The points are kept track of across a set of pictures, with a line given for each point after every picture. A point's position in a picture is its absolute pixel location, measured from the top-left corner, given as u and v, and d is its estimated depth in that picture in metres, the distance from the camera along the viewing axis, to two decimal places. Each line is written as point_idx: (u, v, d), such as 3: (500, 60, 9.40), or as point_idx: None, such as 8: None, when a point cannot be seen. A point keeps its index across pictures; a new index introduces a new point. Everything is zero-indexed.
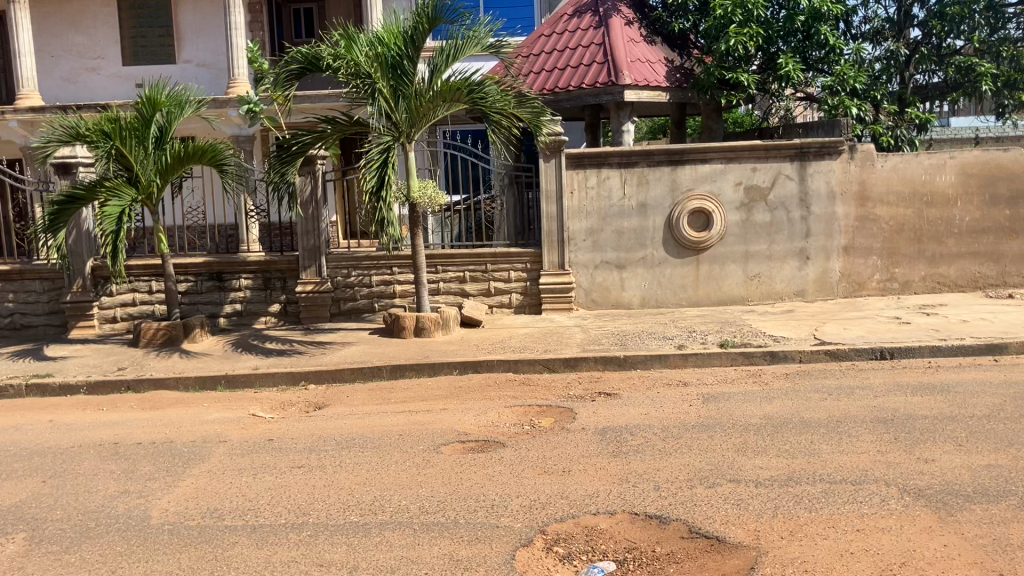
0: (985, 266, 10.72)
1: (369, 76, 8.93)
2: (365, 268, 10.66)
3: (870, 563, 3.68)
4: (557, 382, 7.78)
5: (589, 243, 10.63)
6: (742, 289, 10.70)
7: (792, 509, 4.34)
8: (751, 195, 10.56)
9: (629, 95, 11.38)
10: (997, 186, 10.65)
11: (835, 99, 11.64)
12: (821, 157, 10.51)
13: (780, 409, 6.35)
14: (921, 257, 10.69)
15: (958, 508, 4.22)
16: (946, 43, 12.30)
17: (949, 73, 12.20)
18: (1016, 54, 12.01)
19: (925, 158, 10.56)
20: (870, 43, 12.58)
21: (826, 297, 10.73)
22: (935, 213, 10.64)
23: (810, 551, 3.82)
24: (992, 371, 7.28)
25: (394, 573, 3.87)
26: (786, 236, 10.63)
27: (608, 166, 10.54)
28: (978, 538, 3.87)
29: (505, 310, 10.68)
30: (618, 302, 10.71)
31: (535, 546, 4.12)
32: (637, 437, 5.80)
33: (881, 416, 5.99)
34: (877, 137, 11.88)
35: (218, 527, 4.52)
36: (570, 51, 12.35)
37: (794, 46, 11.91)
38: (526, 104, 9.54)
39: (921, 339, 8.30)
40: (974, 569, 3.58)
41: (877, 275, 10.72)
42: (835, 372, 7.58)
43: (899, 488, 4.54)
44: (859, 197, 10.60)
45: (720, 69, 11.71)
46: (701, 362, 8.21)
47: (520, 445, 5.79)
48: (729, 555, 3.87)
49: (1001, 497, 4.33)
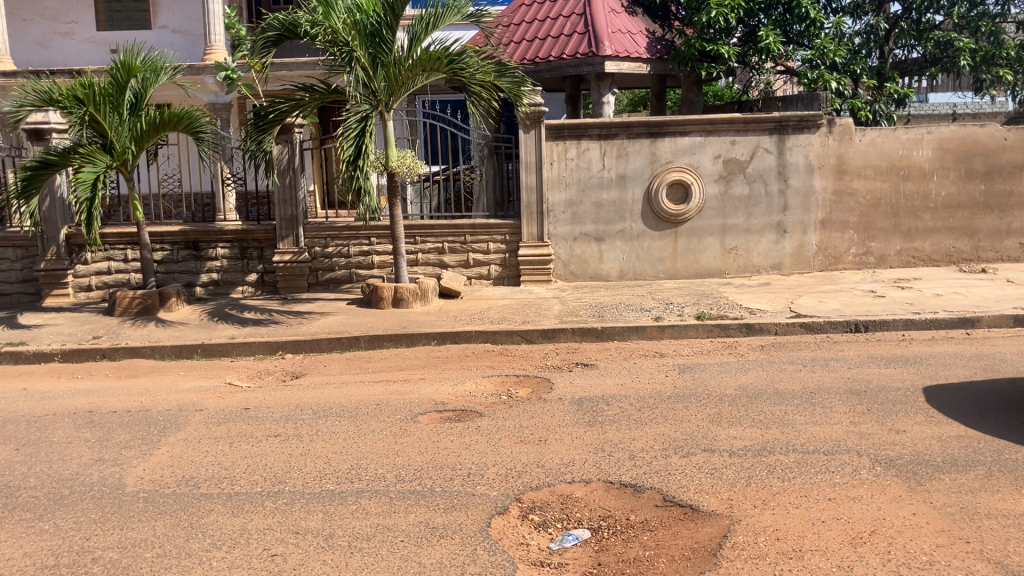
0: (960, 241, 10.83)
1: (348, 44, 8.82)
2: (342, 238, 10.59)
3: (840, 531, 3.73)
4: (535, 353, 7.79)
5: (568, 215, 10.62)
6: (719, 262, 10.75)
7: (765, 478, 4.39)
8: (729, 168, 10.58)
9: (609, 67, 11.32)
10: (973, 160, 10.72)
11: (814, 73, 11.68)
12: (799, 131, 10.53)
13: (755, 380, 6.40)
14: (896, 231, 10.79)
15: (928, 478, 4.29)
16: (925, 18, 12.34)
17: (928, 48, 12.27)
18: (994, 29, 12.11)
19: (903, 132, 10.61)
20: (851, 17, 12.55)
21: (801, 271, 10.82)
22: (912, 187, 10.72)
23: (782, 520, 3.87)
24: (963, 344, 7.36)
25: (369, 540, 3.89)
26: (763, 209, 10.66)
27: (588, 137, 10.50)
28: (946, 507, 3.93)
29: (484, 282, 10.68)
30: (597, 274, 10.74)
31: (510, 514, 4.15)
32: (612, 407, 5.83)
33: (854, 388, 6.06)
34: (855, 112, 11.95)
35: (193, 495, 4.51)
36: (553, 21, 12.28)
37: (776, 19, 11.87)
38: (506, 74, 9.46)
39: (894, 312, 8.40)
40: (941, 537, 3.64)
41: (852, 249, 10.81)
42: (810, 344, 7.64)
43: (871, 458, 4.60)
44: (837, 171, 10.65)
45: (701, 41, 11.67)
46: (677, 333, 8.26)
47: (497, 415, 5.81)
48: (703, 523, 3.92)
49: (969, 467, 4.40)
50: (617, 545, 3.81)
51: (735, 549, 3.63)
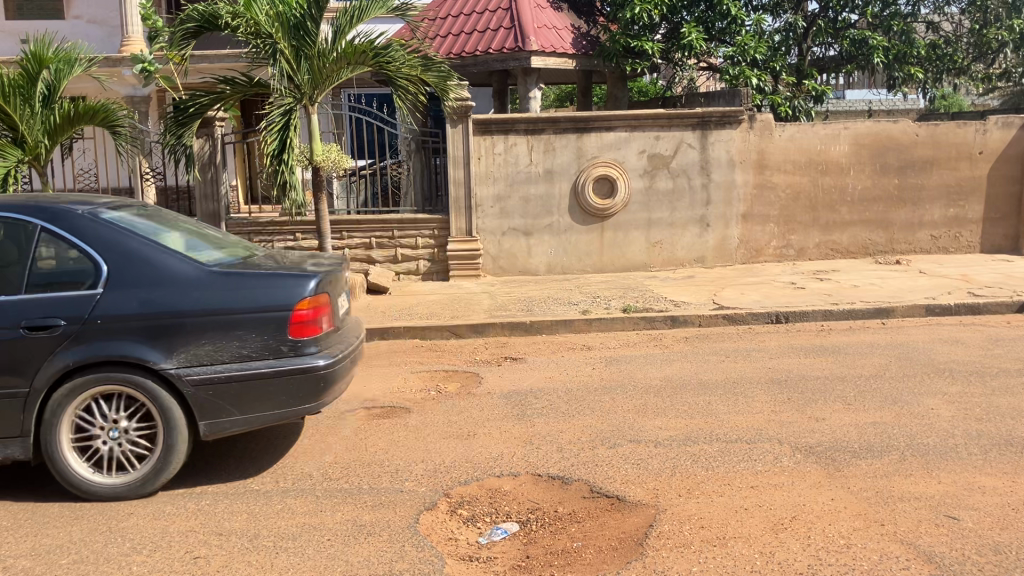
0: (875, 233, 11.18)
1: (270, 36, 8.68)
2: (266, 234, 10.44)
3: (762, 518, 3.81)
4: (464, 348, 7.78)
5: (496, 210, 10.62)
6: (644, 255, 10.88)
7: (690, 467, 4.47)
8: (654, 163, 10.71)
9: (535, 62, 11.35)
10: (887, 155, 11.05)
11: (735, 69, 11.91)
12: (721, 126, 10.72)
13: (679, 371, 6.51)
14: (814, 225, 11.10)
15: (845, 463, 4.41)
16: (841, 16, 12.69)
17: (843, 46, 12.62)
18: (905, 29, 12.51)
19: (821, 127, 10.89)
20: (770, 14, 12.81)
21: (724, 263, 11.03)
22: (829, 181, 11.01)
23: (705, 508, 3.94)
24: (879, 333, 7.60)
25: (295, 539, 3.84)
26: (687, 203, 10.83)
27: (515, 132, 10.51)
28: (862, 491, 4.05)
29: (413, 277, 10.63)
30: (525, 268, 10.77)
31: (439, 509, 4.14)
32: (541, 400, 5.86)
33: (775, 377, 6.21)
34: (775, 107, 12.22)
35: (112, 499, 4.39)
36: (478, 15, 12.25)
37: (698, 16, 12.09)
38: (432, 69, 9.43)
39: (813, 303, 8.62)
40: (858, 520, 3.75)
41: (773, 242, 11.09)
42: (733, 335, 7.81)
43: (791, 446, 4.72)
44: (757, 166, 10.88)
45: (625, 37, 11.76)
46: (605, 326, 8.34)
47: (426, 411, 5.78)
48: (629, 513, 3.97)
49: (883, 452, 4.54)
50: (546, 538, 3.83)
51: (661, 538, 3.68)
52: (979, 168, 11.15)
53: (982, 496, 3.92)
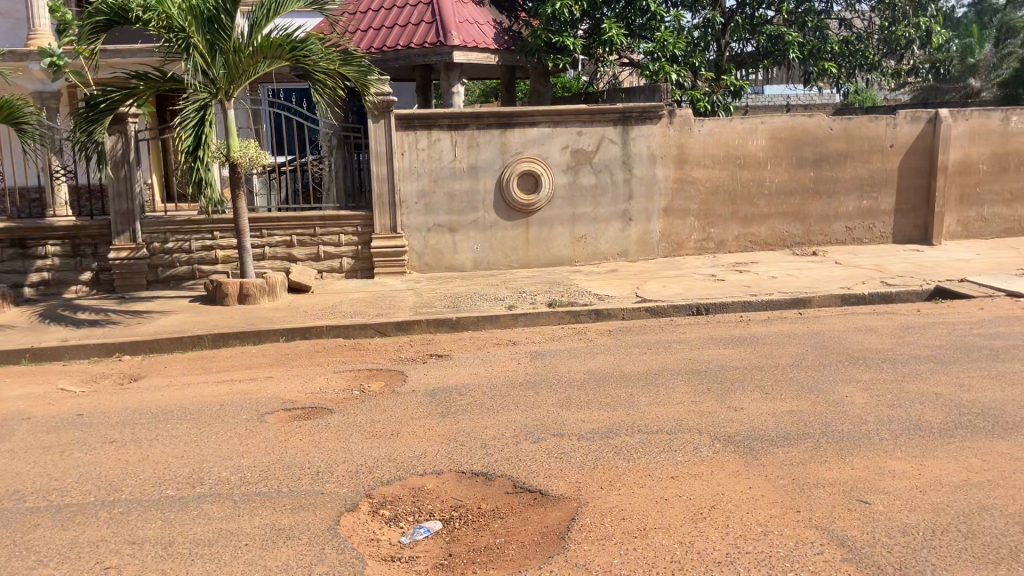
0: (792, 226, 11.45)
1: (184, 30, 8.42)
2: (183, 232, 10.16)
3: (682, 508, 3.86)
4: (388, 346, 7.70)
5: (420, 206, 10.54)
6: (569, 250, 10.94)
7: (612, 460, 4.50)
8: (577, 158, 10.77)
9: (457, 57, 11.29)
10: (803, 149, 11.30)
11: (655, 65, 12.04)
12: (642, 122, 10.83)
13: (603, 364, 6.56)
14: (734, 218, 11.30)
15: (763, 452, 4.50)
16: (758, 13, 12.95)
17: (760, 41, 12.89)
18: (819, 25, 12.83)
19: (739, 122, 11.08)
20: (689, 11, 13.00)
21: (647, 257, 11.16)
22: (747, 175, 11.22)
23: (626, 500, 3.97)
24: (796, 323, 7.78)
25: (211, 546, 3.74)
26: (610, 198, 10.92)
27: (439, 128, 10.44)
28: (779, 478, 4.13)
29: (336, 275, 10.48)
30: (451, 265, 10.72)
31: (360, 510, 4.09)
32: (465, 397, 5.84)
33: (696, 367, 6.30)
34: (695, 102, 12.41)
35: (18, 510, 4.21)
36: (399, 10, 12.12)
37: (618, 12, 12.15)
38: (352, 63, 9.28)
39: (733, 294, 8.78)
40: (774, 507, 3.82)
41: (694, 235, 11.26)
42: (656, 328, 7.90)
43: (711, 435, 4.79)
44: (678, 160, 11.02)
45: (547, 32, 11.80)
46: (530, 321, 8.36)
47: (348, 411, 5.71)
48: (552, 507, 3.97)
49: (799, 440, 4.64)
50: (469, 535, 3.81)
51: (583, 531, 3.69)
52: (890, 161, 11.50)
53: (892, 479, 4.03)
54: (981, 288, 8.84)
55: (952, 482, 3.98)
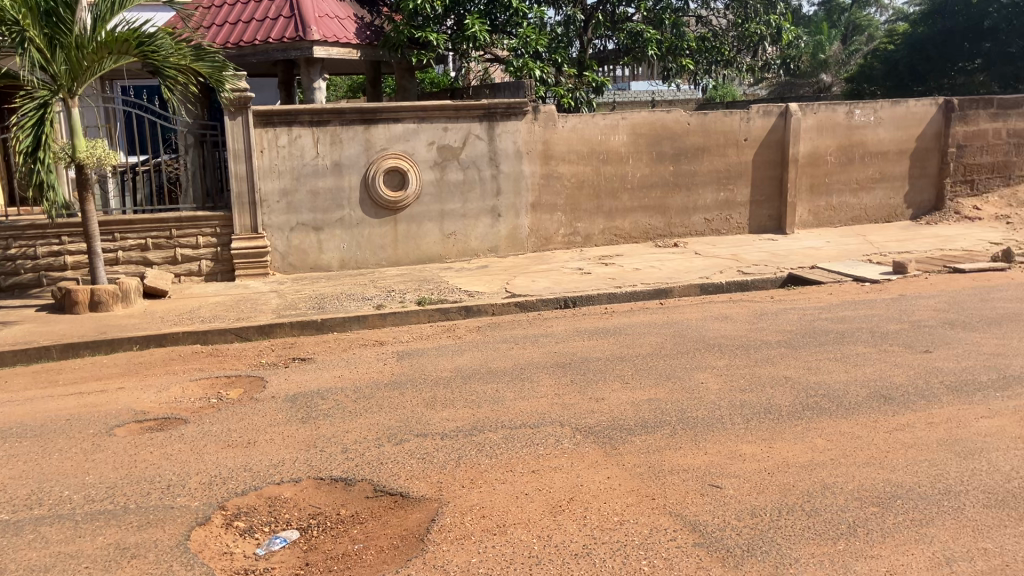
0: (654, 219, 11.74)
1: (17, 23, 7.93)
2: (28, 238, 9.58)
3: (542, 501, 3.87)
4: (249, 351, 7.47)
5: (283, 204, 10.26)
6: (439, 247, 10.88)
7: (473, 457, 4.47)
8: (443, 154, 10.71)
9: (318, 52, 11.04)
10: (663, 144, 11.59)
11: (519, 61, 12.10)
12: (508, 118, 10.87)
13: (469, 361, 6.54)
14: (599, 212, 11.49)
15: (622, 441, 4.57)
16: (619, 10, 13.21)
17: (621, 38, 13.15)
18: (676, 23, 13.19)
19: (601, 118, 11.27)
20: (551, 7, 13.13)
21: (516, 252, 11.23)
22: (611, 169, 11.42)
23: (487, 497, 3.95)
24: (657, 313, 7.97)
25: (48, 572, 3.52)
26: (478, 194, 10.92)
27: (300, 124, 10.17)
28: (636, 467, 4.20)
29: (195, 279, 10.08)
30: (317, 264, 10.49)
31: (213, 523, 3.93)
32: (327, 401, 5.71)
33: (561, 360, 6.36)
34: (559, 99, 12.54)
35: None
36: (255, 4, 11.76)
37: (481, 8, 12.17)
38: (205, 58, 8.92)
39: (598, 287, 8.92)
40: (631, 496, 3.87)
41: (561, 230, 11.40)
42: (523, 322, 7.94)
43: (572, 427, 4.83)
44: (543, 156, 11.12)
45: (409, 28, 11.69)
46: (398, 320, 8.26)
47: (204, 420, 5.49)
48: (412, 509, 3.92)
49: (657, 428, 4.74)
50: (326, 542, 3.72)
51: (443, 532, 3.65)
52: (745, 154, 11.93)
53: (743, 463, 4.16)
54: (829, 275, 9.27)
55: (798, 463, 4.14)
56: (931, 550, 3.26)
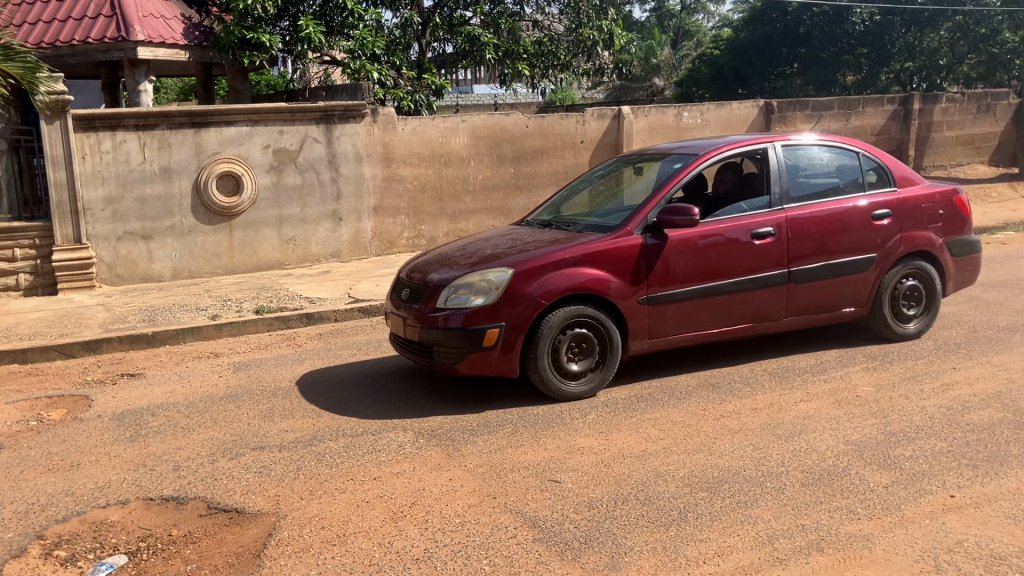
0: (497, 220, 11.86)
1: None
2: None
3: (382, 508, 3.83)
4: (72, 368, 7.04)
5: (108, 213, 9.74)
6: (278, 253, 10.61)
7: (313, 468, 4.38)
8: (280, 158, 10.42)
9: (142, 53, 10.54)
10: (503, 147, 11.72)
11: (356, 63, 11.91)
12: (345, 121, 10.70)
13: (310, 369, 6.40)
14: (441, 215, 11.50)
15: (464, 443, 4.58)
16: (456, 14, 13.27)
17: (459, 42, 13.23)
18: (512, 27, 13.39)
19: (441, 121, 11.28)
20: (388, 10, 13.03)
21: (359, 256, 11.09)
22: (452, 172, 11.46)
23: (327, 507, 3.88)
24: None
25: None
26: (317, 198, 10.71)
27: (124, 128, 9.68)
28: (478, 467, 4.22)
29: (12, 294, 9.35)
30: (147, 275, 10.02)
31: (30, 554, 3.67)
32: (158, 418, 5.45)
33: (405, 365, 6.32)
34: (398, 101, 12.42)
35: None
36: (73, 2, 11.10)
37: (316, 10, 11.92)
38: (15, 58, 8.35)
39: None
40: (472, 497, 3.89)
41: (405, 233, 11.34)
42: (367, 328, 7.84)
43: (415, 431, 4.81)
44: (384, 159, 11.02)
45: (240, 28, 11.28)
46: (236, 330, 7.99)
47: (21, 445, 5.12)
48: (248, 524, 3.80)
49: (498, 427, 4.78)
50: (157, 566, 3.54)
51: (280, 546, 3.55)
52: (582, 156, 12.23)
53: (581, 457, 4.26)
54: None
55: (633, 453, 4.27)
56: (755, 530, 3.43)
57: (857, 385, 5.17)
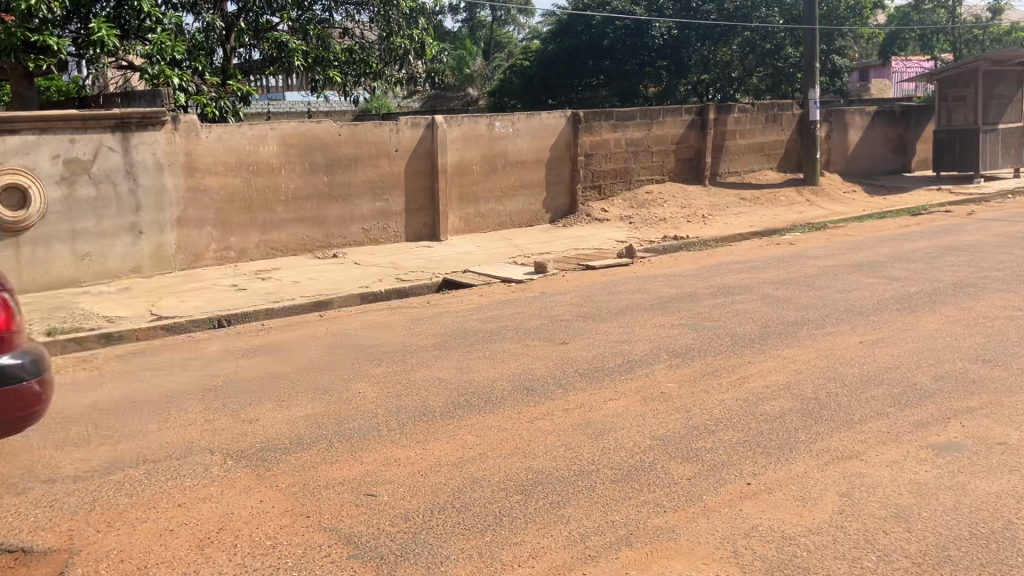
0: (310, 230, 11.58)
1: None
2: None
3: (187, 536, 3.64)
4: None
5: None
6: (72, 271, 9.75)
7: (111, 498, 4.10)
8: (71, 169, 9.65)
9: None
10: (314, 155, 11.47)
11: (154, 68, 11.26)
12: (143, 128, 10.09)
13: (108, 394, 5.98)
14: (252, 225, 11.10)
15: (276, 462, 4.42)
16: (262, 19, 12.93)
17: (266, 47, 12.89)
18: (321, 34, 13.15)
19: (248, 129, 10.90)
20: (189, 13, 12.51)
21: (163, 271, 10.45)
22: (261, 181, 11.10)
23: (126, 539, 3.64)
24: (316, 326, 7.85)
25: None
26: (114, 210, 10.00)
27: None
28: (290, 487, 4.09)
29: None
30: None
31: None
32: None
33: (212, 384, 6.02)
34: (202, 108, 11.87)
35: None
36: None
37: (110, 12, 11.33)
38: None
39: (255, 303, 8.62)
40: (285, 517, 3.76)
41: (212, 246, 10.83)
42: (172, 346, 7.43)
43: (223, 453, 4.60)
44: (187, 168, 10.51)
45: (22, 30, 10.45)
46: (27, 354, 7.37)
47: None
48: (37, 565, 3.50)
49: (312, 443, 4.65)
50: None
51: None
52: (396, 164, 12.16)
53: (397, 469, 4.21)
54: (479, 277, 9.71)
55: (449, 461, 4.27)
56: (568, 529, 3.51)
57: (662, 382, 5.39)
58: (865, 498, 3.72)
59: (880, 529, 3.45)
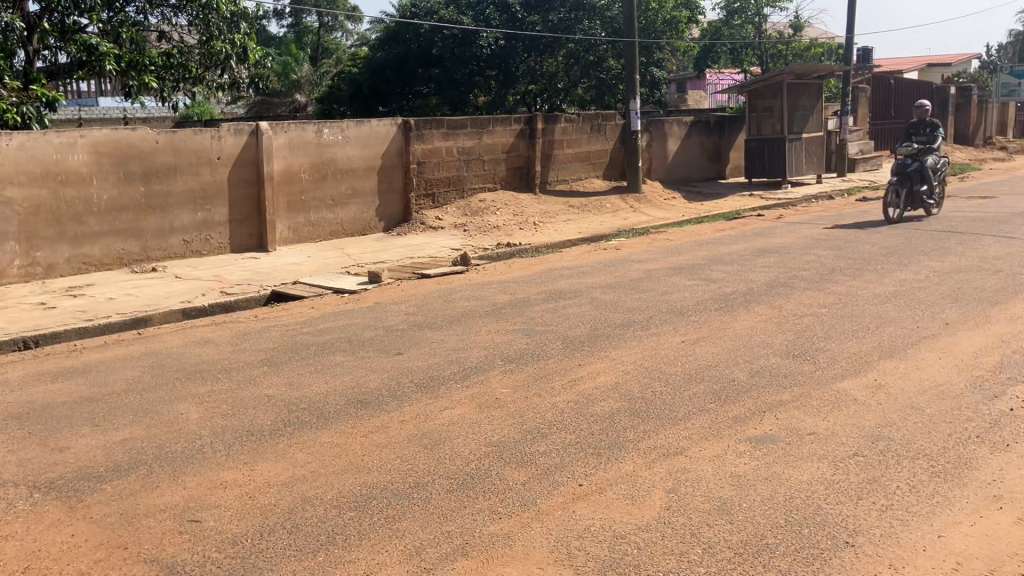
0: (127, 243, 10.97)
1: None
2: None
3: None
4: None
5: None
6: None
7: None
8: None
9: None
10: (129, 164, 10.88)
11: None
12: None
13: None
14: (61, 239, 10.40)
15: (90, 492, 4.14)
16: (69, 20, 12.19)
17: (73, 50, 12.15)
18: (135, 37, 12.47)
19: (55, 136, 10.21)
20: None
21: None
22: (71, 192, 10.43)
23: None
24: (134, 344, 7.43)
25: None
26: None
27: None
28: (105, 517, 3.83)
29: None
30: None
31: None
32: None
33: (17, 411, 5.59)
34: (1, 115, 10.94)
35: None
36: None
37: None
38: None
39: (65, 323, 8.08)
40: (101, 551, 3.52)
41: (16, 262, 10.07)
42: None
43: (30, 486, 4.26)
44: None
45: None
46: None
47: None
48: None
49: (130, 470, 4.39)
50: None
51: None
52: (219, 173, 11.72)
53: (222, 491, 4.03)
54: (310, 289, 9.49)
55: (279, 481, 4.12)
56: (402, 543, 3.46)
57: (496, 388, 5.42)
58: (689, 494, 3.86)
59: (703, 523, 3.59)
